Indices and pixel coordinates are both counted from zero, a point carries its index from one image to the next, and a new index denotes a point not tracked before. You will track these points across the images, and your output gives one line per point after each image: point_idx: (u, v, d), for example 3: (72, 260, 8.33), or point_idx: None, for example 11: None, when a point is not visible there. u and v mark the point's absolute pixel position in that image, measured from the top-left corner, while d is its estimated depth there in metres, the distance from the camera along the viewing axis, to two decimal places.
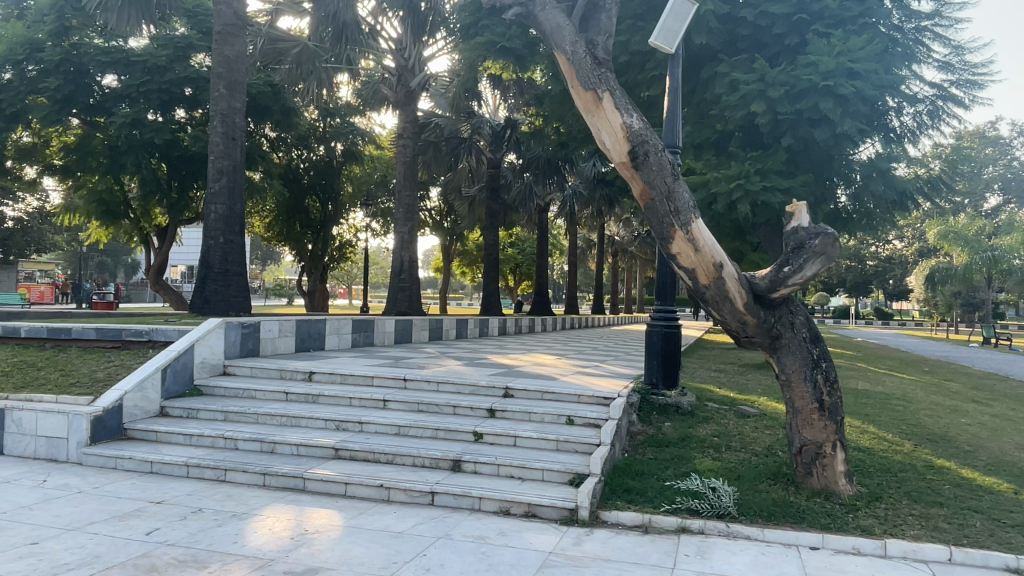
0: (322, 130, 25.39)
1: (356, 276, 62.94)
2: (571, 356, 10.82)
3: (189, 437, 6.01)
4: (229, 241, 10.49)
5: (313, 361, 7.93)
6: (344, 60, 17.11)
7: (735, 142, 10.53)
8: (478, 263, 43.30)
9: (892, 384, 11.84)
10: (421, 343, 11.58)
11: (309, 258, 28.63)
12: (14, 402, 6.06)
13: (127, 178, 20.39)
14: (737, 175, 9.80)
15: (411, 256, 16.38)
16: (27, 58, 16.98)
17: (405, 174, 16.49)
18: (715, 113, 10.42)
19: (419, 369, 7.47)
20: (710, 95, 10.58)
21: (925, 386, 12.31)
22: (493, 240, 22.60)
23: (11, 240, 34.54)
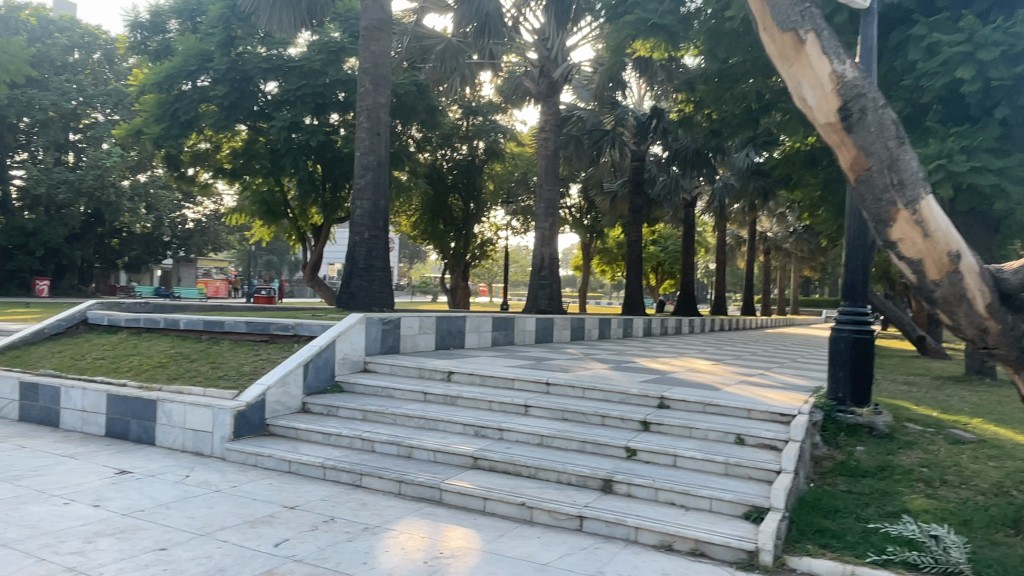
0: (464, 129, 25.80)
1: (496, 274, 63.92)
2: (729, 361, 9.75)
3: (327, 437, 5.77)
4: (374, 236, 10.46)
5: (451, 360, 7.56)
6: (487, 54, 16.95)
7: (932, 116, 8.97)
8: (619, 261, 42.22)
9: None
10: (562, 343, 11.00)
11: (450, 256, 28.91)
12: (165, 395, 6.16)
13: (286, 180, 21.60)
14: (937, 154, 8.30)
15: (552, 253, 15.85)
16: (199, 69, 18.56)
17: (547, 167, 16.01)
18: (908, 83, 8.92)
19: (563, 373, 6.86)
20: (901, 63, 9.09)
21: None
22: (636, 236, 21.60)
23: (192, 240, 38.28)
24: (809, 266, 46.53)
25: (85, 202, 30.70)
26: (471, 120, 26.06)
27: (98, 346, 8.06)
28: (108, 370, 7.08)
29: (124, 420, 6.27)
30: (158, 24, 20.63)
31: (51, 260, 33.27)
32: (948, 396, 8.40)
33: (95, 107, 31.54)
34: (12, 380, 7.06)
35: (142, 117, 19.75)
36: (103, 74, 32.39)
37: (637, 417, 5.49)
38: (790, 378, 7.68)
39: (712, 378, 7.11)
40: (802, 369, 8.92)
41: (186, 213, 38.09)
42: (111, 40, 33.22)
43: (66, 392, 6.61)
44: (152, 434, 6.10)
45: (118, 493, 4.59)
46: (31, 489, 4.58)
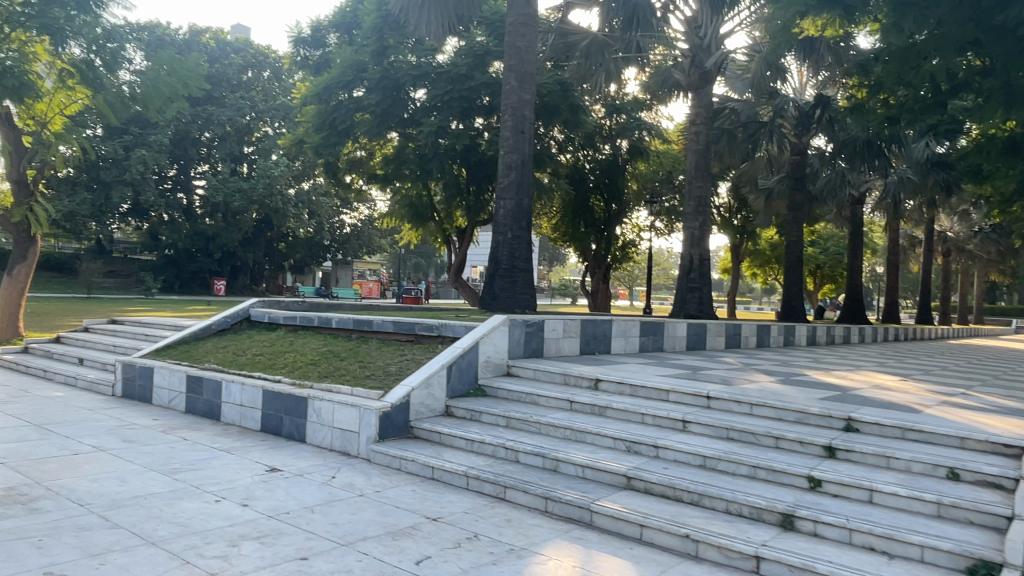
0: (608, 128, 25.15)
1: (638, 277, 62.44)
2: (918, 377, 8.48)
3: (470, 443, 5.52)
4: (517, 237, 10.22)
5: (598, 366, 7.10)
6: (634, 47, 16.28)
7: None
8: (772, 264, 39.58)
9: None
10: (717, 351, 10.17)
11: (592, 258, 28.29)
12: (316, 392, 6.23)
13: (433, 184, 22.15)
14: None
15: (703, 254, 14.90)
16: (355, 80, 19.52)
17: (698, 163, 15.08)
18: None
19: (724, 384, 6.18)
20: None
21: None
22: (795, 237, 19.93)
23: (349, 243, 40.66)
24: (999, 269, 41.13)
25: (256, 209, 33.52)
26: (615, 119, 25.44)
27: (258, 343, 8.44)
28: (265, 367, 7.34)
29: (278, 416, 6.43)
30: (318, 39, 21.89)
31: (229, 262, 36.66)
32: None
33: (266, 121, 34.36)
34: (183, 373, 7.52)
35: (305, 127, 21.09)
36: (273, 90, 35.20)
37: (819, 441, 4.73)
38: (1003, 399, 6.46)
39: (905, 397, 6.11)
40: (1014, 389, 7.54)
41: (343, 218, 40.50)
42: (279, 59, 36.06)
43: (228, 387, 6.92)
44: (302, 431, 6.19)
45: (266, 493, 4.59)
46: (189, 483, 4.70)
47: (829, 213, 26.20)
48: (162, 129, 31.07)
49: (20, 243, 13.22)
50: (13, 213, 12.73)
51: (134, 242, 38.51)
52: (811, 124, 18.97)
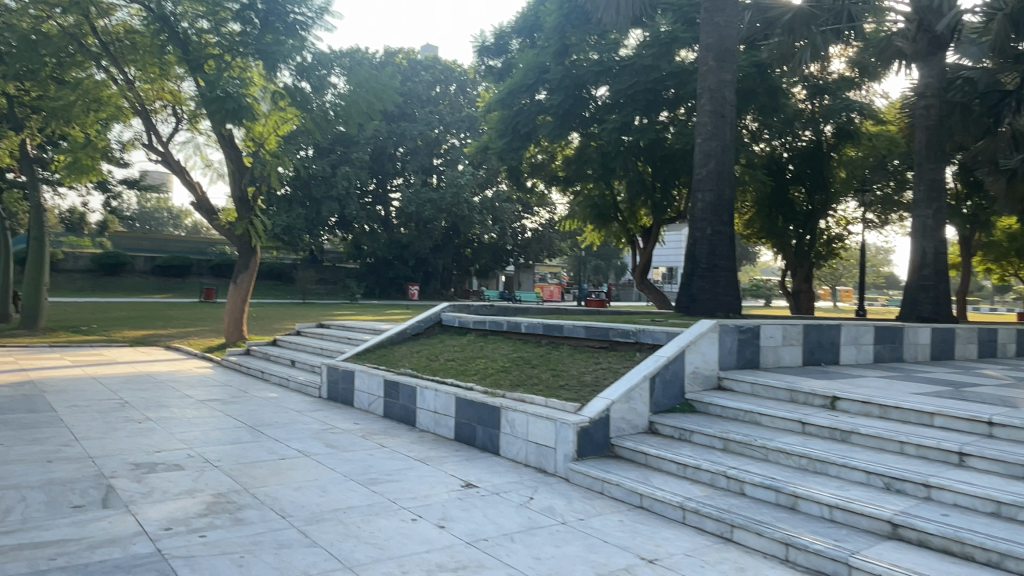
0: (809, 113, 23.07)
1: (841, 275, 56.82)
2: None
3: (684, 468, 4.80)
4: (718, 232, 9.27)
5: (828, 380, 6.02)
6: (845, 16, 14.42)
7: None
8: (1014, 257, 33.79)
9: None
10: (971, 363, 8.44)
11: (792, 255, 25.99)
12: (509, 402, 5.89)
13: (617, 183, 21.50)
14: None
15: (937, 247, 12.76)
16: (537, 82, 19.46)
17: (929, 141, 12.98)
18: None
19: (1008, 406, 4.86)
20: None
21: None
22: None
23: (531, 247, 41.20)
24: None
25: (445, 217, 35.01)
26: (817, 101, 23.07)
27: (450, 348, 8.36)
28: (457, 373, 7.17)
29: (471, 425, 6.17)
30: (501, 45, 22.15)
31: (421, 268, 38.69)
32: None
33: (453, 132, 35.79)
34: (381, 378, 7.60)
35: (489, 133, 21.46)
36: (459, 103, 36.55)
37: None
38: None
39: None
40: None
41: (525, 223, 41.12)
42: (464, 72, 37.39)
43: (421, 393, 6.84)
44: (496, 443, 5.87)
45: (463, 513, 4.28)
46: (386, 497, 4.52)
47: None
48: (363, 146, 33.52)
49: (244, 254, 14.61)
50: (236, 226, 14.04)
51: (340, 252, 42.06)
52: None
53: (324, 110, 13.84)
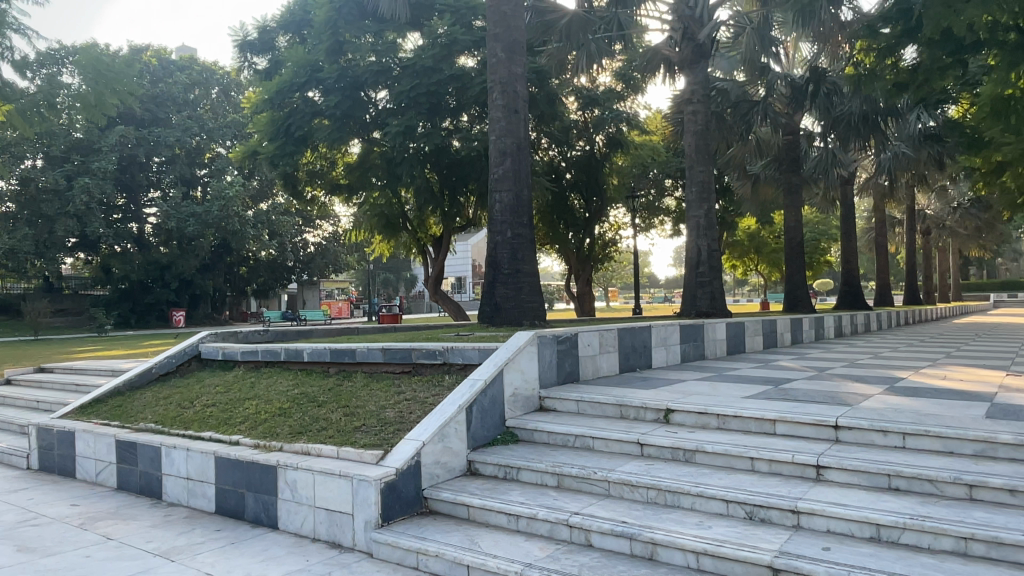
0: (584, 122, 23.95)
1: (614, 277, 61.45)
2: (1012, 368, 7.05)
3: (515, 520, 3.88)
4: (518, 235, 8.62)
5: (651, 388, 5.49)
6: (616, 24, 14.91)
7: None
8: (752, 255, 38.61)
9: None
10: (760, 354, 8.65)
11: (576, 260, 27.40)
12: (288, 457, 4.56)
13: (403, 191, 20.48)
14: None
15: (710, 245, 13.48)
16: (309, 81, 17.66)
17: (698, 145, 13.68)
18: None
19: (837, 400, 4.58)
20: None
21: None
22: (797, 220, 18.60)
23: (314, 262, 38.70)
24: (976, 243, 41.16)
25: (213, 233, 31.35)
26: (590, 113, 24.12)
27: (211, 388, 6.69)
28: (220, 421, 5.62)
29: (239, 492, 4.74)
30: (267, 41, 20.00)
31: (187, 290, 34.32)
32: None
33: (217, 140, 32.28)
34: (112, 438, 5.76)
35: (258, 137, 19.19)
36: (223, 108, 33.00)
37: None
38: None
39: None
40: None
41: (306, 237, 38.54)
42: (228, 75, 33.96)
43: (168, 455, 5.22)
44: (274, 513, 4.51)
45: None
46: None
47: (817, 195, 25.14)
48: (105, 154, 28.74)
49: None
50: None
51: (84, 278, 35.92)
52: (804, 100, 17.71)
53: (35, 103, 11.11)
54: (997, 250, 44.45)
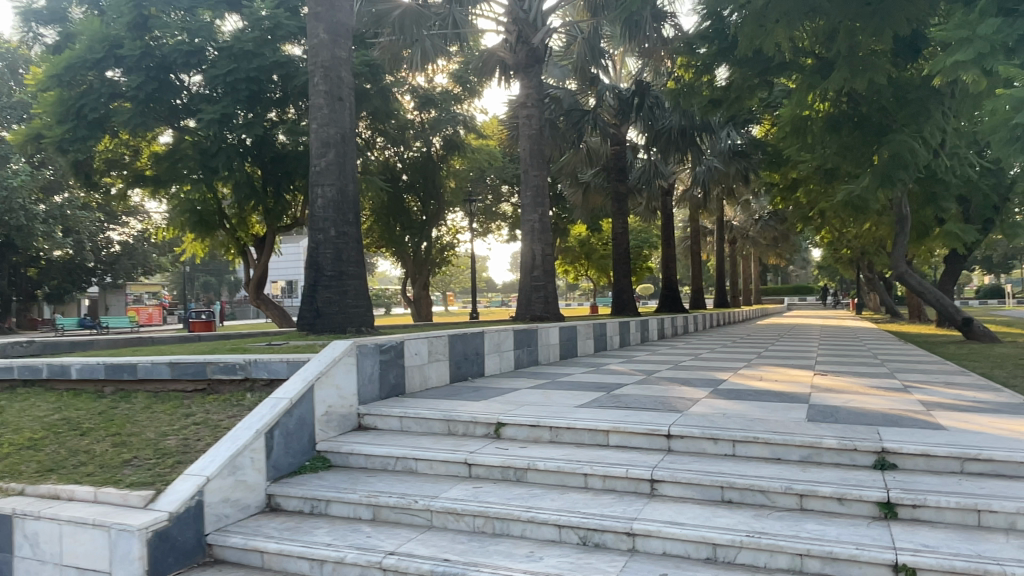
0: (419, 123, 23.44)
1: (451, 281, 61.42)
2: (815, 367, 7.52)
3: (319, 565, 3.27)
4: (343, 234, 7.92)
5: (482, 399, 5.07)
6: (451, 22, 14.56)
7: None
8: (583, 260, 40.20)
9: None
10: (592, 358, 8.62)
11: (412, 263, 26.80)
12: (27, 504, 3.60)
13: (220, 185, 18.69)
14: None
15: (544, 249, 13.51)
16: (107, 58, 15.48)
17: (532, 149, 13.66)
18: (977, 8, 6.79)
19: (669, 407, 4.43)
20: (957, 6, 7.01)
21: None
22: (623, 228, 19.23)
23: (119, 264, 34.60)
24: (774, 251, 46.10)
25: None
26: (427, 114, 23.66)
27: None
28: None
29: None
30: (54, 10, 17.35)
31: None
32: None
33: None
34: None
35: (41, 117, 16.54)
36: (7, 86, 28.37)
37: (875, 495, 3.01)
38: (961, 389, 5.42)
39: (875, 397, 4.82)
40: (941, 374, 6.72)
41: (110, 235, 34.37)
42: None
43: None
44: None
45: None
46: None
47: (642, 204, 26.54)
48: None
49: None
50: None
51: None
52: (631, 112, 18.45)
53: None
54: (790, 259, 50.08)
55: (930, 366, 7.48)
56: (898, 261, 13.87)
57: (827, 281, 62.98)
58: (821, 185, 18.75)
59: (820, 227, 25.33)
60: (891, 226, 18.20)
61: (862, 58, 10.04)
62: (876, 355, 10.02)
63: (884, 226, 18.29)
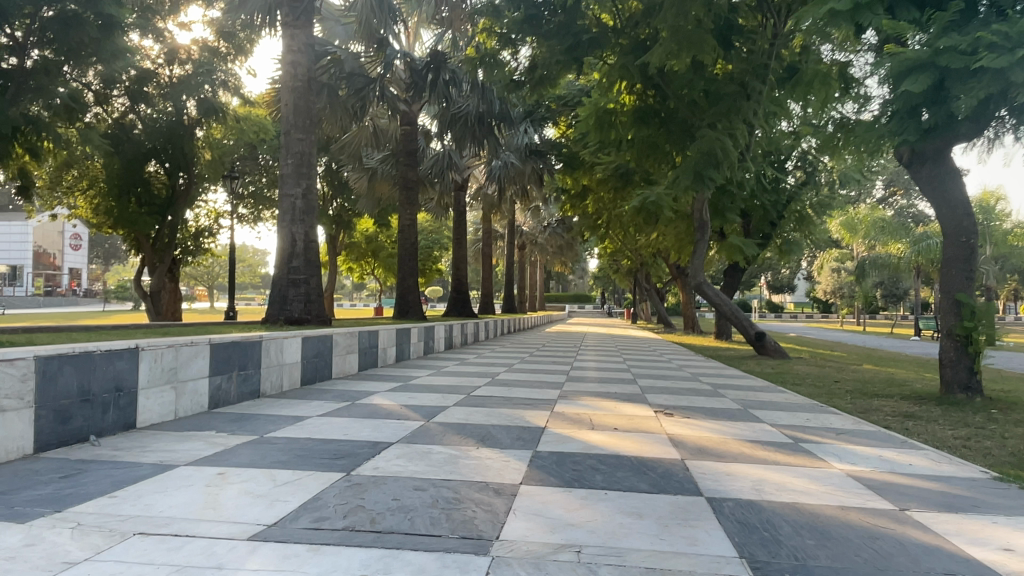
0: (166, 79, 19.06)
1: (216, 276, 54.38)
2: (648, 396, 5.66)
3: None
4: None
5: (54, 502, 2.27)
6: None
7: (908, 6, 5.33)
8: (369, 257, 37.21)
9: None
10: (351, 382, 6.00)
11: (151, 249, 21.96)
12: None
13: None
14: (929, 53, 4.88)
15: (308, 235, 10.64)
16: None
17: (297, 106, 10.78)
18: None
19: (458, 530, 2.05)
20: None
21: None
22: (410, 219, 16.75)
23: None
24: (559, 259, 46.74)
25: None
26: (178, 69, 19.30)
27: None
28: None
29: None
30: None
31: None
32: (1005, 424, 5.21)
33: None
34: None
35: None
36: None
37: None
38: (866, 444, 3.74)
39: (791, 475, 2.88)
40: (798, 411, 5.17)
41: None
42: None
43: None
44: None
45: None
46: None
47: (433, 199, 24.45)
48: None
49: None
50: None
51: None
52: (424, 88, 16.02)
53: None
54: (573, 268, 51.43)
55: (777, 397, 6.00)
56: (696, 270, 13.12)
57: (603, 291, 66.43)
58: (614, 192, 18.00)
59: (606, 236, 25.13)
60: (677, 237, 17.94)
61: (688, 32, 8.81)
62: (690, 376, 8.65)
63: (671, 236, 18.03)
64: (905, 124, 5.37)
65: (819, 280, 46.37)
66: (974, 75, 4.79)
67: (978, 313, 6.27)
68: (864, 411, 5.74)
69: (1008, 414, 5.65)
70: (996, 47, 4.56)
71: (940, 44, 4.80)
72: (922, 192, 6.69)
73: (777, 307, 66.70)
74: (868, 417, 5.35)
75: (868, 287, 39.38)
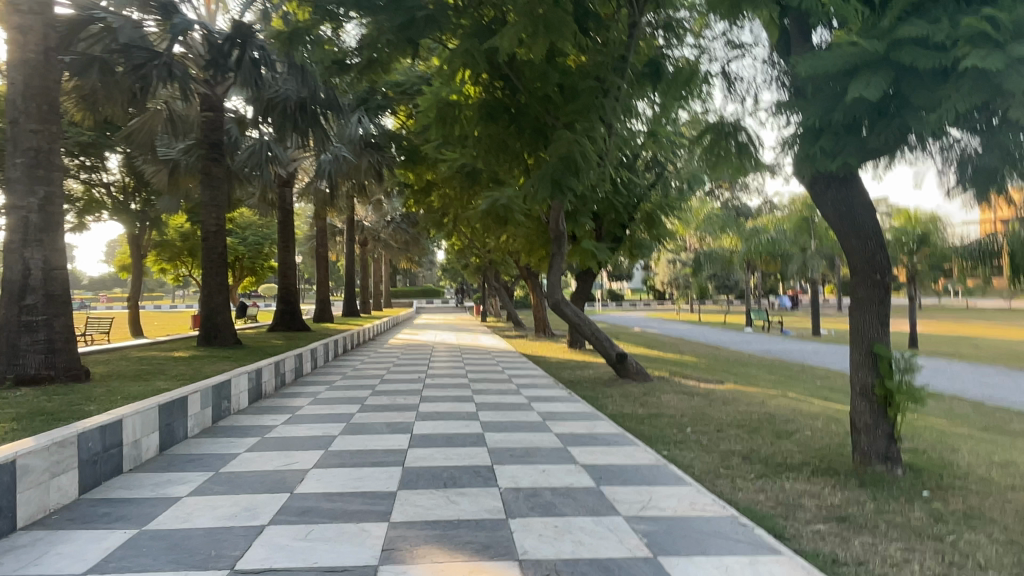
0: None
1: None
2: (514, 526, 3.88)
3: None
4: None
5: None
6: None
7: None
8: (185, 257, 32.76)
9: (956, 441, 6.99)
10: (45, 545, 3.67)
11: None
12: None
13: None
14: (882, 49, 3.53)
15: (49, 263, 7.94)
16: None
17: (29, 87, 7.87)
18: None
19: None
20: None
21: (966, 435, 7.74)
22: (216, 225, 13.91)
23: None
24: (404, 253, 44.42)
25: None
26: None
27: None
28: None
29: None
30: None
31: None
32: (963, 534, 4.04)
33: None
34: None
35: None
36: None
37: None
38: None
39: None
40: (724, 547, 3.64)
41: None
42: None
43: None
44: None
45: None
46: None
47: (254, 194, 21.32)
48: None
49: None
50: None
51: None
52: (226, 68, 13.19)
53: None
54: (418, 262, 49.23)
55: (681, 497, 4.51)
56: (552, 285, 11.68)
57: (450, 284, 64.72)
58: (460, 190, 16.27)
59: (452, 232, 23.32)
60: (528, 239, 16.53)
61: (544, 11, 7.17)
62: (557, 427, 7.03)
63: (521, 238, 16.57)
64: (843, 142, 4.00)
65: (658, 271, 47.84)
66: (944, 81, 3.47)
67: (897, 368, 5.24)
68: (786, 512, 4.40)
69: (947, 503, 4.61)
70: (981, 42, 3.27)
71: (903, 33, 3.43)
72: (827, 222, 5.54)
73: (618, 297, 68.90)
74: (800, 535, 3.98)
75: (702, 278, 40.97)
